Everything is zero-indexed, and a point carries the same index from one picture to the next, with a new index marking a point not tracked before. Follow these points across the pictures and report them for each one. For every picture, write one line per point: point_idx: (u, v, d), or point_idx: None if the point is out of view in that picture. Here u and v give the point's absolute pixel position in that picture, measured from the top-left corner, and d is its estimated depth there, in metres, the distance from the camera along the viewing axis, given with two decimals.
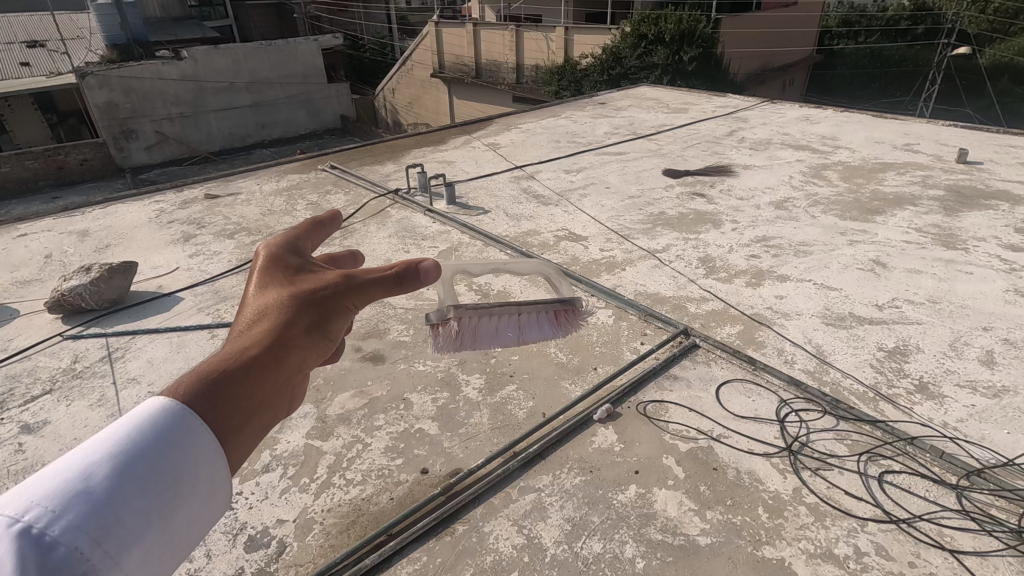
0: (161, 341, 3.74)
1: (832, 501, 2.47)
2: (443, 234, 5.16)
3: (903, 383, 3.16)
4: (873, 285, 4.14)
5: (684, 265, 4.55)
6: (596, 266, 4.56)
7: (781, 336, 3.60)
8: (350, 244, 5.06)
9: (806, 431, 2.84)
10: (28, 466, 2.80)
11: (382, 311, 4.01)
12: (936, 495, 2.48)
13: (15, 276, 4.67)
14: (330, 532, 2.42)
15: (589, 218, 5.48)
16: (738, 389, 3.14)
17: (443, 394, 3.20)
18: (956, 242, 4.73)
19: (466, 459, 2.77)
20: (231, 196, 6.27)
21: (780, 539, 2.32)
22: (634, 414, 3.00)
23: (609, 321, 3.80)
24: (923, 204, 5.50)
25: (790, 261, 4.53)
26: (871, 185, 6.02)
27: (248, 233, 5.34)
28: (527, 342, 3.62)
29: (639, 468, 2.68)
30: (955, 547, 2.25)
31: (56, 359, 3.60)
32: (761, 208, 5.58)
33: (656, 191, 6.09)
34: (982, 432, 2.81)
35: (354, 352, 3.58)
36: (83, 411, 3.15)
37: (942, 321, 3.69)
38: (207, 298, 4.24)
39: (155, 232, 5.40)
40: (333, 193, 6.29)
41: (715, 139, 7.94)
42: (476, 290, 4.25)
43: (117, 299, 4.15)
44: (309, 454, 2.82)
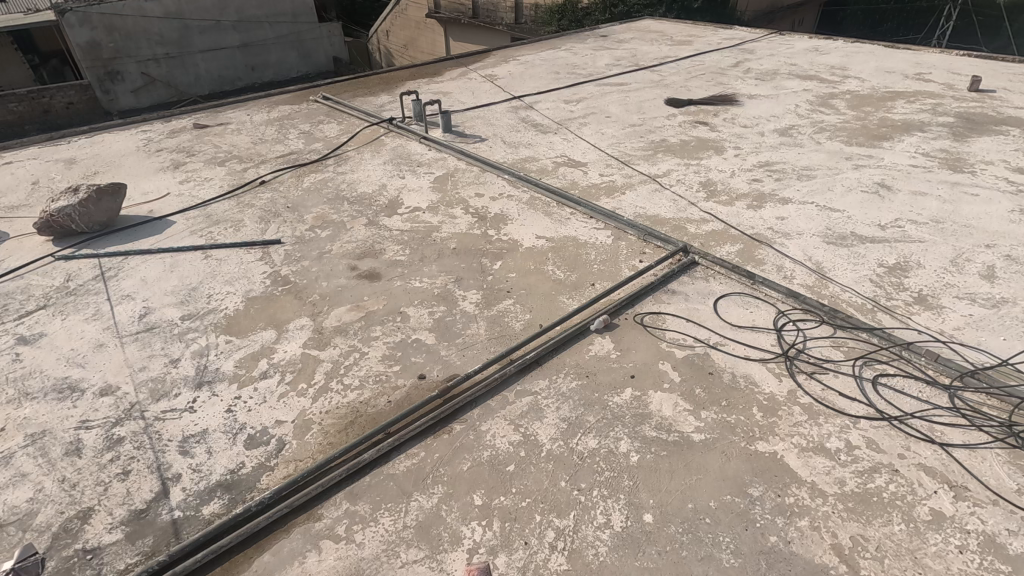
0: (154, 261, 3.70)
1: (826, 401, 2.50)
2: (439, 161, 5.03)
3: (902, 296, 3.15)
4: (877, 206, 4.07)
5: (685, 189, 4.46)
6: (595, 190, 4.46)
7: (781, 254, 3.56)
8: (344, 170, 4.94)
9: (803, 338, 2.84)
10: (27, 374, 2.81)
11: (377, 233, 3.95)
12: (929, 395, 2.50)
13: (2, 201, 4.57)
14: (329, 431, 2.45)
15: (589, 145, 5.33)
16: (736, 302, 3.13)
17: (440, 308, 3.19)
18: (964, 166, 4.63)
19: (463, 366, 2.78)
20: (220, 125, 6.08)
21: (773, 435, 2.36)
22: (631, 325, 2.99)
23: (608, 241, 3.75)
24: (931, 130, 5.35)
25: (794, 185, 4.44)
26: (880, 113, 5.84)
27: (240, 160, 5.21)
28: (524, 260, 3.58)
29: (635, 373, 2.69)
30: (945, 441, 2.29)
31: (49, 278, 3.56)
32: (766, 136, 5.42)
33: (659, 120, 5.91)
34: (978, 338, 2.82)
35: (350, 270, 3.55)
36: (79, 325, 3.13)
37: (945, 239, 3.65)
38: (199, 221, 4.17)
39: (144, 161, 5.26)
40: (326, 122, 6.10)
41: (720, 70, 7.66)
42: (473, 213, 4.18)
43: (108, 222, 4.10)
44: (307, 363, 2.83)
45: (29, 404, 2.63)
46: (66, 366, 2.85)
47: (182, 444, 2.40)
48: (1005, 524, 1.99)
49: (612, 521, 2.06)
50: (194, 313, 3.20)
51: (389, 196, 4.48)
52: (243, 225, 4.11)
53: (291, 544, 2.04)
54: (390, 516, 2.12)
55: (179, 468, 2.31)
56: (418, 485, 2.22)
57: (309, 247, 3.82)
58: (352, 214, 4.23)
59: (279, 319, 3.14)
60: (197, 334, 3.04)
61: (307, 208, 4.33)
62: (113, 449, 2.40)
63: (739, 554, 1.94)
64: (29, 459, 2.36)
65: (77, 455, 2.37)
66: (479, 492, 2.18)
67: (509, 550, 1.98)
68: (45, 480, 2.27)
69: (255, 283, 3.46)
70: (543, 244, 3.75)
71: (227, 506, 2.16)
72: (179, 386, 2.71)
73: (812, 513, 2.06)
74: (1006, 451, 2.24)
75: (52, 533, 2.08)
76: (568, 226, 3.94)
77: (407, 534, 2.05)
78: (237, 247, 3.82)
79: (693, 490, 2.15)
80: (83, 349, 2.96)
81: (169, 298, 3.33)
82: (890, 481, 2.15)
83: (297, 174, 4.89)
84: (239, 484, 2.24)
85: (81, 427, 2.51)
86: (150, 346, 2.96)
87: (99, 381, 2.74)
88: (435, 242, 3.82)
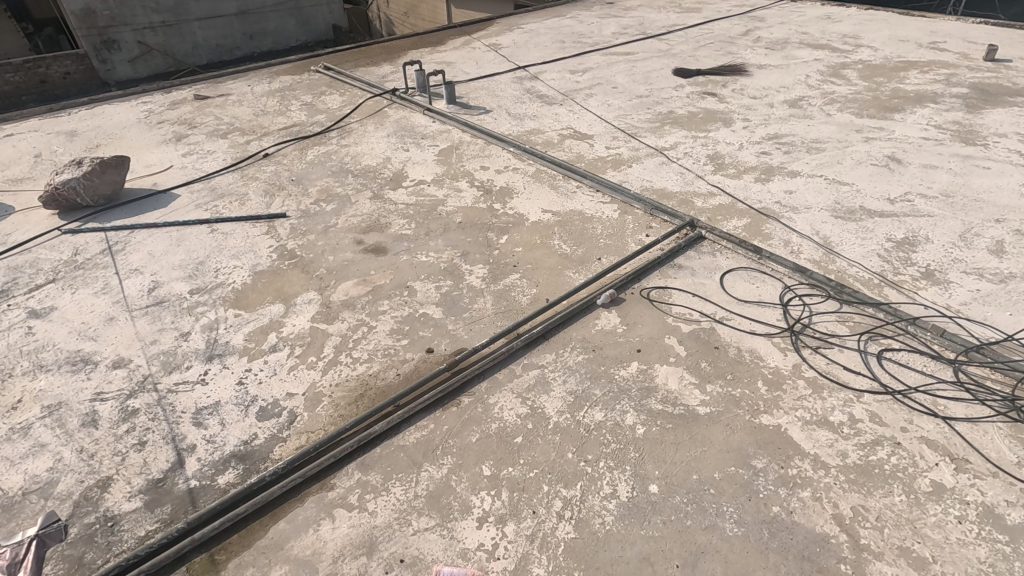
0: (160, 235, 3.70)
1: (830, 375, 2.52)
2: (443, 133, 4.97)
3: (910, 271, 3.14)
4: (886, 180, 4.03)
5: (693, 162, 4.41)
6: (601, 163, 4.41)
7: (788, 228, 3.54)
8: (348, 143, 4.88)
9: (809, 313, 2.85)
10: (40, 347, 2.85)
11: (383, 206, 3.93)
12: (934, 370, 2.52)
13: (6, 174, 4.56)
14: (339, 403, 2.49)
15: (595, 117, 5.25)
16: (742, 277, 3.13)
17: (447, 282, 3.19)
18: (976, 139, 4.56)
19: (470, 339, 2.80)
20: (221, 96, 6.00)
21: (777, 409, 2.39)
22: (638, 300, 3.00)
23: (614, 216, 3.73)
24: (944, 102, 5.25)
25: (803, 158, 4.39)
26: (892, 84, 5.72)
27: (242, 133, 5.15)
28: (530, 234, 3.57)
29: (641, 347, 2.72)
30: (947, 414, 2.32)
31: (57, 251, 3.57)
32: (775, 107, 5.33)
33: (666, 91, 5.80)
34: (985, 314, 2.82)
35: (356, 245, 3.54)
36: (89, 299, 3.16)
37: (954, 213, 3.62)
38: (204, 195, 4.15)
39: (146, 133, 5.22)
40: (328, 94, 6.01)
41: (729, 39, 7.48)
42: (479, 186, 4.15)
43: (113, 195, 4.09)
44: (315, 336, 2.85)
45: (44, 377, 2.67)
46: (79, 339, 2.88)
47: (196, 416, 2.45)
48: (1004, 496, 2.03)
49: (618, 491, 2.11)
50: (203, 287, 3.22)
51: (394, 169, 4.44)
52: (248, 198, 4.09)
53: (305, 513, 2.09)
54: (401, 486, 2.16)
55: (193, 439, 2.35)
56: (428, 456, 2.26)
57: (314, 221, 3.81)
58: (356, 187, 4.20)
59: (287, 293, 3.16)
60: (206, 308, 3.06)
61: (311, 181, 4.31)
62: (128, 420, 2.44)
63: (742, 524, 1.98)
64: (47, 430, 2.41)
65: (94, 426, 2.42)
66: (488, 463, 2.22)
67: (517, 519, 2.04)
68: (64, 450, 2.32)
69: (262, 257, 3.46)
70: (549, 218, 3.73)
71: (242, 476, 2.21)
72: (190, 359, 2.74)
73: (814, 484, 2.10)
74: (1008, 425, 2.27)
75: (73, 502, 2.14)
76: (574, 200, 3.91)
77: (418, 503, 2.10)
78: (242, 221, 3.81)
79: (697, 462, 2.19)
80: (94, 322, 2.99)
81: (177, 272, 3.35)
82: (892, 453, 2.19)
83: (300, 147, 4.84)
84: (252, 455, 2.29)
85: (96, 399, 2.55)
86: (160, 319, 2.99)
87: (111, 354, 2.78)
88: (440, 216, 3.81)
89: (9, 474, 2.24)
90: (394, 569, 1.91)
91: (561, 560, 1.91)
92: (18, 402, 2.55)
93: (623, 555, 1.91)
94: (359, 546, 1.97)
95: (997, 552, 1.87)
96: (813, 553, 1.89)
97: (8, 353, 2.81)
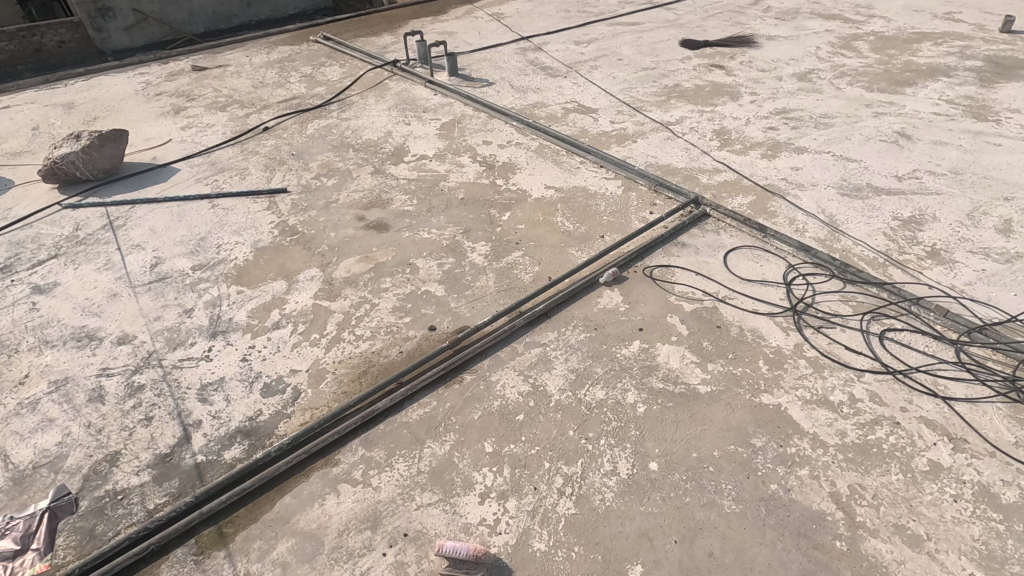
0: (162, 210, 3.68)
1: (832, 354, 2.53)
2: (445, 107, 4.88)
3: (915, 250, 3.12)
4: (895, 156, 3.96)
5: (698, 137, 4.34)
6: (605, 138, 4.34)
7: (793, 206, 3.51)
8: (348, 116, 4.81)
9: (812, 293, 2.84)
10: (45, 322, 2.86)
11: (384, 182, 3.90)
12: (935, 350, 2.53)
13: (5, 147, 4.52)
14: (342, 380, 2.52)
15: (599, 90, 5.14)
16: (746, 256, 3.11)
17: (449, 260, 3.18)
18: (988, 114, 4.47)
19: (472, 317, 2.81)
20: (219, 67, 5.89)
21: (778, 388, 2.40)
22: (640, 278, 3.00)
23: (617, 192, 3.70)
24: (957, 75, 5.13)
25: (811, 134, 4.31)
26: (904, 56, 5.58)
27: (241, 105, 5.07)
28: (533, 211, 3.54)
29: (643, 326, 2.72)
30: (947, 395, 2.33)
31: (58, 227, 3.56)
32: (783, 81, 5.21)
33: (672, 63, 5.67)
34: (989, 294, 2.81)
35: (357, 221, 3.52)
36: (91, 274, 3.16)
37: (962, 191, 3.58)
38: (204, 169, 4.11)
39: (144, 105, 5.14)
40: (328, 65, 5.89)
41: (738, 8, 7.27)
42: (481, 161, 4.10)
43: (112, 169, 4.06)
44: (318, 313, 2.86)
45: (50, 352, 2.69)
46: (83, 315, 2.89)
47: (201, 392, 2.47)
48: (1001, 475, 2.05)
49: (618, 468, 2.14)
50: (205, 263, 3.22)
51: (395, 143, 4.38)
52: (248, 173, 4.05)
53: (311, 487, 2.13)
54: (404, 462, 2.20)
55: (199, 415, 2.38)
56: (431, 433, 2.29)
57: (315, 197, 3.77)
58: (357, 162, 4.15)
59: (289, 269, 3.16)
60: (209, 284, 3.06)
61: (312, 156, 4.26)
62: (134, 396, 2.47)
63: (740, 501, 2.02)
64: (54, 405, 2.44)
65: (100, 401, 2.45)
66: (490, 440, 2.25)
67: (519, 495, 2.07)
68: (72, 425, 2.36)
69: (263, 232, 3.45)
70: (552, 195, 3.69)
71: (248, 452, 2.24)
72: (194, 335, 2.76)
73: (813, 463, 2.12)
74: (1007, 405, 2.28)
75: (83, 475, 2.18)
76: (578, 176, 3.87)
77: (421, 479, 2.13)
78: (243, 196, 3.79)
79: (697, 440, 2.22)
80: (98, 298, 3.00)
81: (179, 248, 3.34)
82: (891, 433, 2.21)
83: (300, 120, 4.77)
84: (257, 431, 2.32)
85: (101, 374, 2.58)
86: (163, 295, 3.00)
87: (115, 330, 2.80)
88: (442, 192, 3.77)
89: (19, 448, 2.28)
90: (398, 543, 1.95)
91: (562, 535, 1.95)
92: (25, 378, 2.57)
93: (622, 531, 1.95)
94: (363, 520, 2.01)
95: (991, 531, 1.90)
96: (810, 529, 1.92)
97: (13, 329, 2.83)
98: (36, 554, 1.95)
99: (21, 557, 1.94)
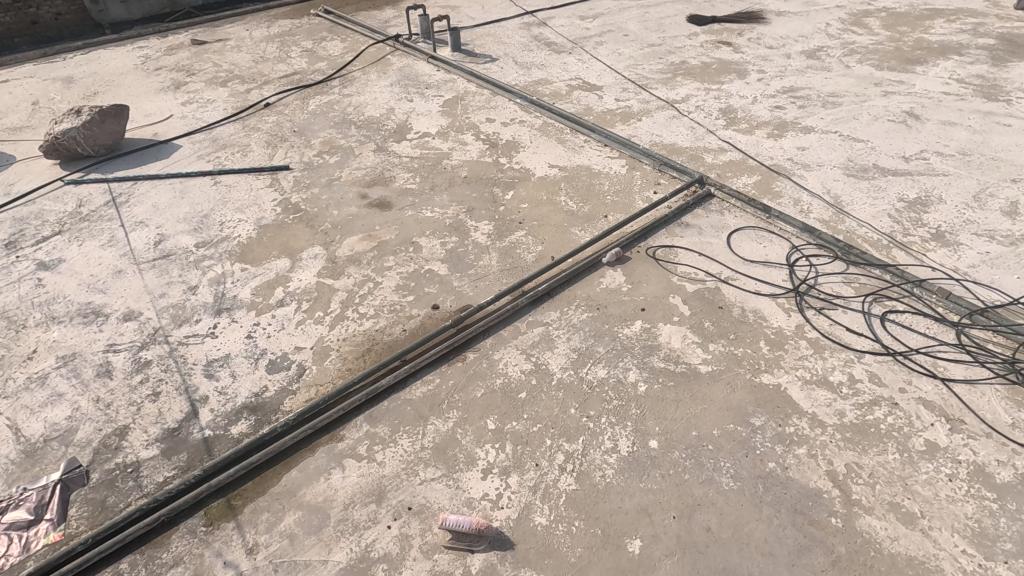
0: (164, 186, 3.68)
1: (833, 335, 2.54)
2: (448, 83, 4.81)
3: (919, 232, 3.11)
4: (903, 136, 3.92)
5: (704, 116, 4.29)
6: (610, 116, 4.29)
7: (798, 187, 3.49)
8: (350, 92, 4.75)
9: (815, 274, 2.85)
10: (51, 298, 2.88)
11: (387, 159, 3.87)
12: (936, 332, 2.54)
13: (5, 122, 4.49)
14: (346, 358, 2.54)
15: (604, 67, 5.07)
16: (750, 237, 3.11)
17: (452, 239, 3.18)
18: (998, 94, 4.40)
19: (475, 296, 2.82)
20: (219, 41, 5.80)
21: (778, 368, 2.42)
22: (643, 258, 3.00)
23: (621, 171, 3.67)
24: (969, 54, 5.04)
25: (818, 113, 4.26)
26: (916, 33, 5.48)
27: (242, 80, 5.02)
28: (536, 190, 3.53)
29: (645, 307, 2.73)
30: (946, 376, 2.35)
31: (60, 203, 3.56)
32: (792, 58, 5.12)
33: (679, 39, 5.57)
34: (993, 276, 2.81)
35: (360, 199, 3.51)
36: (96, 251, 3.17)
37: (970, 172, 3.55)
38: (206, 145, 4.09)
39: (144, 80, 5.08)
40: (329, 39, 5.80)
41: None
42: (484, 139, 4.06)
43: (114, 145, 4.04)
44: (322, 291, 2.87)
45: (57, 328, 2.72)
46: (88, 292, 2.91)
47: (207, 368, 2.50)
48: (996, 455, 2.08)
49: (619, 446, 2.17)
50: (209, 240, 3.22)
51: (398, 120, 4.34)
52: (250, 150, 4.03)
53: (316, 461, 2.17)
54: (409, 438, 2.23)
55: (205, 391, 2.42)
56: (434, 410, 2.32)
57: (318, 174, 3.76)
58: (360, 139, 4.11)
59: (292, 247, 3.16)
60: (212, 262, 3.07)
61: (314, 132, 4.23)
62: (141, 371, 2.50)
63: (738, 478, 2.05)
64: (63, 379, 2.47)
65: (108, 377, 2.48)
66: (492, 418, 2.28)
67: (521, 471, 2.11)
68: (81, 399, 2.39)
69: (266, 210, 3.44)
70: (555, 174, 3.67)
71: (254, 427, 2.28)
72: (199, 312, 2.78)
73: (811, 442, 2.15)
74: (1005, 387, 2.30)
75: (93, 448, 2.22)
76: (582, 155, 3.84)
77: (425, 454, 2.17)
78: (246, 173, 3.77)
79: (697, 419, 2.24)
80: (102, 275, 3.01)
81: (182, 225, 3.34)
82: (889, 413, 2.23)
83: (301, 96, 4.72)
84: (264, 406, 2.35)
85: (108, 350, 2.60)
86: (167, 273, 3.01)
87: (121, 306, 2.82)
88: (445, 170, 3.75)
89: (29, 422, 2.32)
90: (403, 516, 1.99)
91: (563, 510, 1.99)
92: (33, 353, 2.60)
93: (622, 506, 1.99)
94: (368, 494, 2.06)
95: (984, 509, 1.93)
96: (806, 506, 1.96)
97: (20, 305, 2.85)
98: (50, 524, 1.99)
99: (36, 526, 1.99)
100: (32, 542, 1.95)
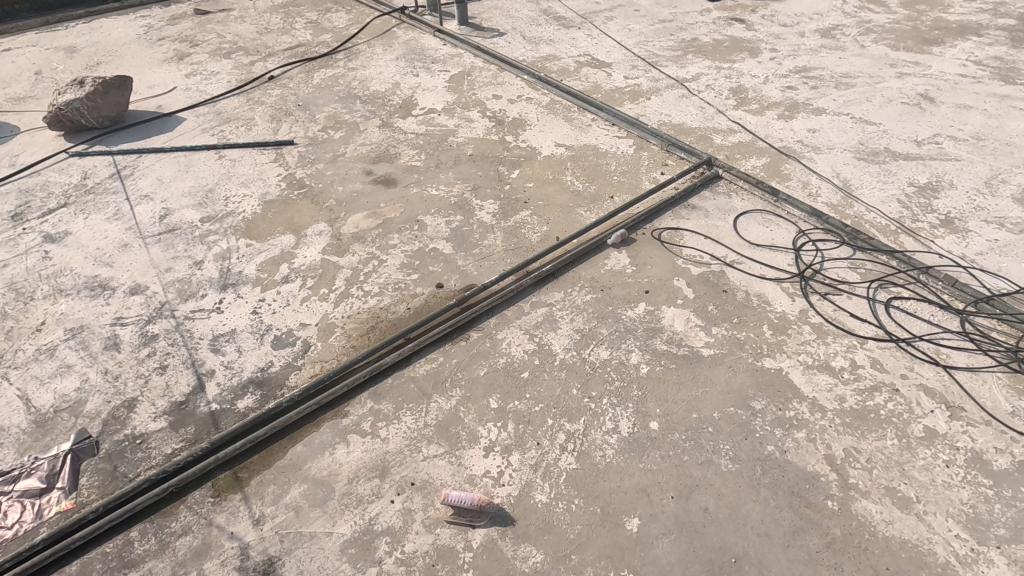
0: (169, 159, 3.67)
1: (836, 321, 2.54)
2: (454, 58, 4.73)
3: (929, 218, 3.08)
4: (916, 120, 3.85)
5: (714, 96, 4.22)
6: (618, 94, 4.23)
7: (808, 170, 3.45)
8: (355, 66, 4.68)
9: (820, 259, 2.83)
10: (58, 271, 2.90)
11: (392, 136, 3.84)
12: (940, 320, 2.54)
13: (8, 92, 4.46)
14: (351, 335, 2.56)
15: (614, 43, 4.96)
16: (757, 220, 3.09)
17: (457, 218, 3.17)
18: (1015, 77, 4.30)
19: (480, 276, 2.82)
20: (223, 11, 5.71)
21: (780, 353, 2.43)
22: (648, 241, 2.99)
23: (628, 151, 3.64)
24: (988, 35, 4.91)
25: (830, 94, 4.18)
26: (935, 13, 5.33)
27: (245, 52, 4.95)
28: (543, 169, 3.50)
29: (649, 289, 2.73)
30: (948, 363, 2.36)
31: (65, 175, 3.56)
32: (805, 36, 5.01)
33: (691, 15, 5.44)
34: (1000, 264, 2.79)
35: (365, 175, 3.50)
36: (101, 223, 3.18)
37: (982, 158, 3.49)
38: (210, 119, 4.06)
39: (146, 50, 5.02)
40: (333, 11, 5.69)
41: None
42: (491, 116, 4.01)
43: (117, 117, 4.02)
44: (326, 269, 2.87)
45: (64, 301, 2.74)
46: (94, 265, 2.92)
47: (213, 343, 2.53)
48: (994, 443, 2.09)
49: (619, 427, 2.20)
50: (214, 215, 3.22)
51: (403, 95, 4.28)
52: (254, 123, 4.00)
53: (321, 437, 2.20)
54: (412, 415, 2.26)
55: (211, 364, 2.45)
56: (438, 388, 2.34)
57: (322, 149, 3.73)
58: (364, 114, 4.07)
59: (296, 224, 3.15)
60: (217, 237, 3.07)
61: (318, 107, 4.18)
62: (148, 345, 2.53)
63: (737, 460, 2.08)
64: (71, 352, 2.51)
65: (116, 350, 2.51)
66: (495, 397, 2.30)
67: (522, 450, 2.14)
68: (89, 371, 2.43)
69: (270, 185, 3.43)
70: (562, 153, 3.64)
71: (260, 402, 2.31)
72: (205, 287, 2.79)
73: (811, 426, 2.17)
74: (1007, 375, 2.31)
75: (102, 420, 2.26)
76: (589, 134, 3.79)
77: (428, 432, 2.20)
78: (250, 147, 3.75)
79: (698, 401, 2.26)
80: (109, 248, 3.02)
81: (188, 199, 3.34)
82: (889, 399, 2.24)
83: (305, 69, 4.66)
84: (269, 382, 2.38)
85: (116, 323, 2.63)
86: (174, 247, 3.02)
87: (127, 280, 2.83)
88: (450, 147, 3.72)
89: (39, 393, 2.35)
90: (406, 491, 2.03)
91: (562, 488, 2.02)
92: (42, 325, 2.63)
93: (622, 486, 2.02)
94: (371, 469, 2.09)
95: (980, 495, 1.96)
96: (802, 489, 1.99)
97: (27, 276, 2.87)
98: (61, 493, 2.04)
99: (48, 495, 2.04)
100: (44, 510, 2.00)
